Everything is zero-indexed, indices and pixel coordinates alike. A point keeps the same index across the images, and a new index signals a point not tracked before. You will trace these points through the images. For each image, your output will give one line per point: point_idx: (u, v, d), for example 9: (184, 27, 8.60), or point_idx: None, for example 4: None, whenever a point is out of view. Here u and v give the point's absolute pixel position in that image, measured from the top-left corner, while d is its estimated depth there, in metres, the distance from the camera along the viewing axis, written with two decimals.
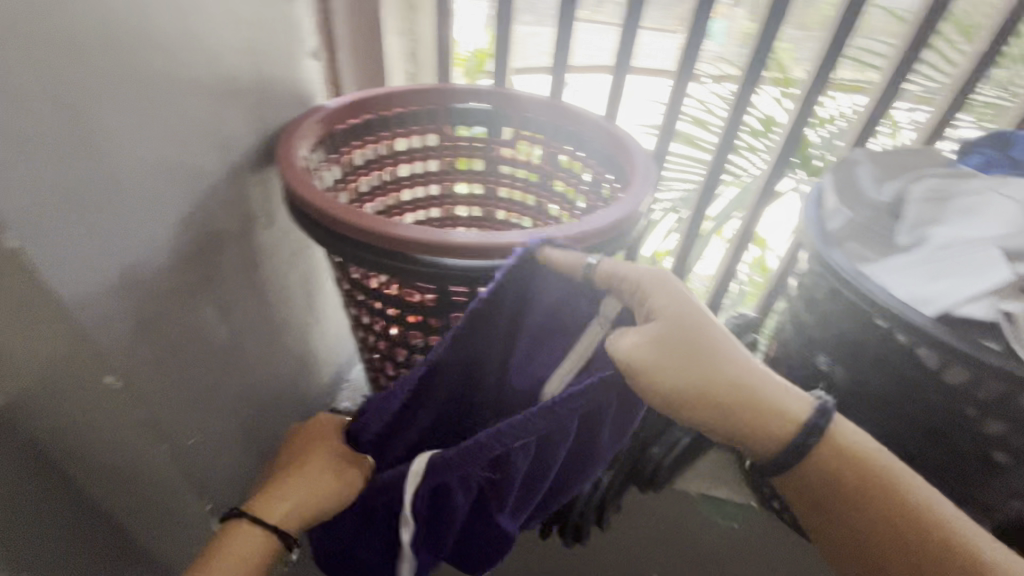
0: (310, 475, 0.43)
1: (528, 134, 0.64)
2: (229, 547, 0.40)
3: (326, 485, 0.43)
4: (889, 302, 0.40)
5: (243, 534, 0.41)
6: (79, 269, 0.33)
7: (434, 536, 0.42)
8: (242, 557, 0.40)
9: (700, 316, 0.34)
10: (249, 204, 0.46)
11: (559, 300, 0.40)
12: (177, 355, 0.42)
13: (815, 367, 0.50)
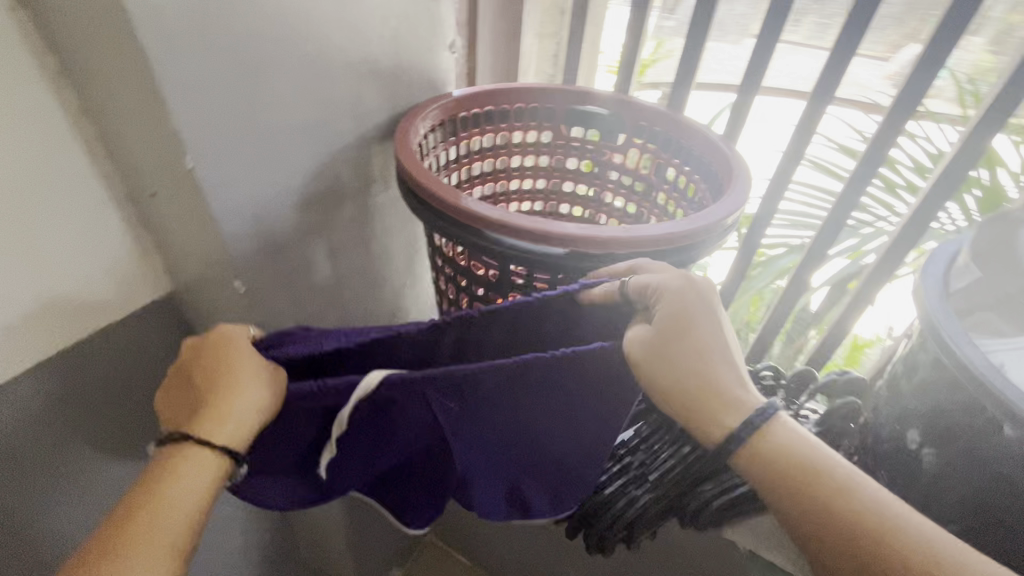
0: (248, 395, 0.38)
1: (641, 142, 0.65)
2: (184, 476, 0.36)
3: (269, 398, 0.39)
4: (1002, 387, 0.34)
5: (190, 463, 0.36)
6: (232, 194, 0.43)
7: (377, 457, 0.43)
8: (198, 483, 0.36)
9: (702, 329, 0.34)
10: (369, 168, 0.54)
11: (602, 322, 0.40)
12: (292, 280, 0.52)
13: (904, 444, 0.43)
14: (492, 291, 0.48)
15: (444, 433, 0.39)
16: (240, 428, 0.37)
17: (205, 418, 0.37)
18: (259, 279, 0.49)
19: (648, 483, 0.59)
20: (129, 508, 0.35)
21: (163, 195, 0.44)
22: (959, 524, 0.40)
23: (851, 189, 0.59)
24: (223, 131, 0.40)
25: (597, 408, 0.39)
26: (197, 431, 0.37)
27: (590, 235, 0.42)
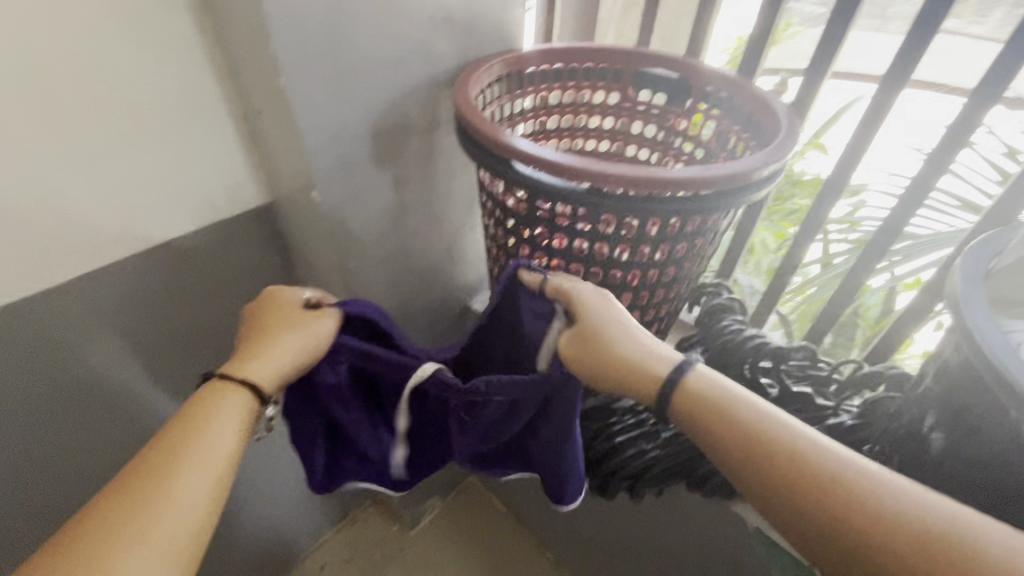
0: (295, 342, 0.49)
1: (705, 108, 0.64)
2: (217, 407, 0.44)
3: (310, 346, 0.50)
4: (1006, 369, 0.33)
5: (224, 392, 0.45)
6: (315, 113, 0.52)
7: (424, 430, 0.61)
8: (227, 410, 0.44)
9: (607, 310, 0.46)
10: (438, 110, 0.62)
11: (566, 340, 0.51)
12: (361, 199, 0.61)
13: (919, 426, 0.41)
14: (523, 224, 0.53)
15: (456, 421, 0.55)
16: (276, 368, 0.48)
17: (246, 358, 0.47)
18: (334, 193, 0.58)
19: (660, 439, 0.61)
20: (175, 425, 0.43)
21: (268, 111, 0.55)
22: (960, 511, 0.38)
23: (929, 167, 0.60)
24: (312, 58, 0.49)
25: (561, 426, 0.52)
26: (234, 371, 0.46)
27: (609, 174, 0.44)
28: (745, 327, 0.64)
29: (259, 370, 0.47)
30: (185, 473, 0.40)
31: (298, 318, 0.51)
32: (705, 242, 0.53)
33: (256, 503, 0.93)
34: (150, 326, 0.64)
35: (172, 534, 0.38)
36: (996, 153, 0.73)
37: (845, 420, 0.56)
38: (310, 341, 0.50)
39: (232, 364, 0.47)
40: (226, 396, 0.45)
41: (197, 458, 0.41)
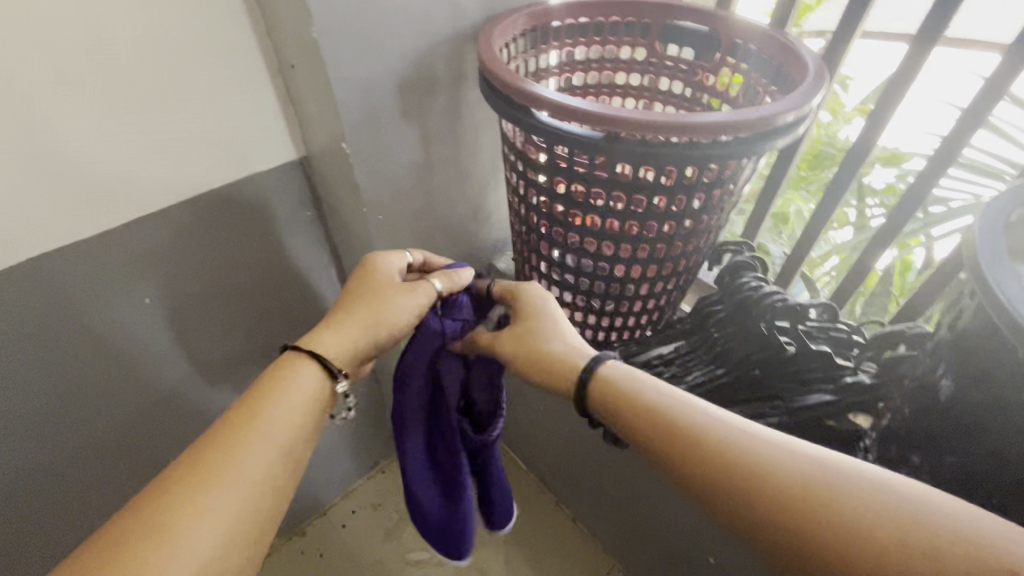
0: (376, 318, 0.54)
1: (734, 62, 0.63)
2: (301, 381, 0.50)
3: (391, 324, 0.55)
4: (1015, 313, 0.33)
5: (311, 365, 0.51)
6: (345, 66, 0.54)
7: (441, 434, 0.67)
8: (309, 386, 0.50)
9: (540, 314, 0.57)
10: (463, 65, 0.63)
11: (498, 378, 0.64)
12: (389, 154, 0.63)
13: (931, 376, 0.42)
14: (542, 173, 0.54)
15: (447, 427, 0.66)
16: (353, 343, 0.53)
17: (342, 334, 0.53)
18: (363, 146, 0.60)
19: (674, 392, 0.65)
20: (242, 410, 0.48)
21: (301, 65, 0.57)
22: (959, 456, 0.39)
23: (965, 122, 0.57)
24: (339, 8, 0.50)
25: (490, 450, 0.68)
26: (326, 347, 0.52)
27: (625, 118, 0.44)
28: (765, 285, 0.64)
29: (341, 341, 0.53)
30: (246, 455, 0.45)
31: (388, 292, 0.55)
32: (724, 192, 0.53)
33: None
34: (193, 269, 0.69)
35: (237, 509, 0.43)
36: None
37: (863, 379, 0.57)
38: (393, 318, 0.55)
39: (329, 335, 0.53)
40: (299, 374, 0.51)
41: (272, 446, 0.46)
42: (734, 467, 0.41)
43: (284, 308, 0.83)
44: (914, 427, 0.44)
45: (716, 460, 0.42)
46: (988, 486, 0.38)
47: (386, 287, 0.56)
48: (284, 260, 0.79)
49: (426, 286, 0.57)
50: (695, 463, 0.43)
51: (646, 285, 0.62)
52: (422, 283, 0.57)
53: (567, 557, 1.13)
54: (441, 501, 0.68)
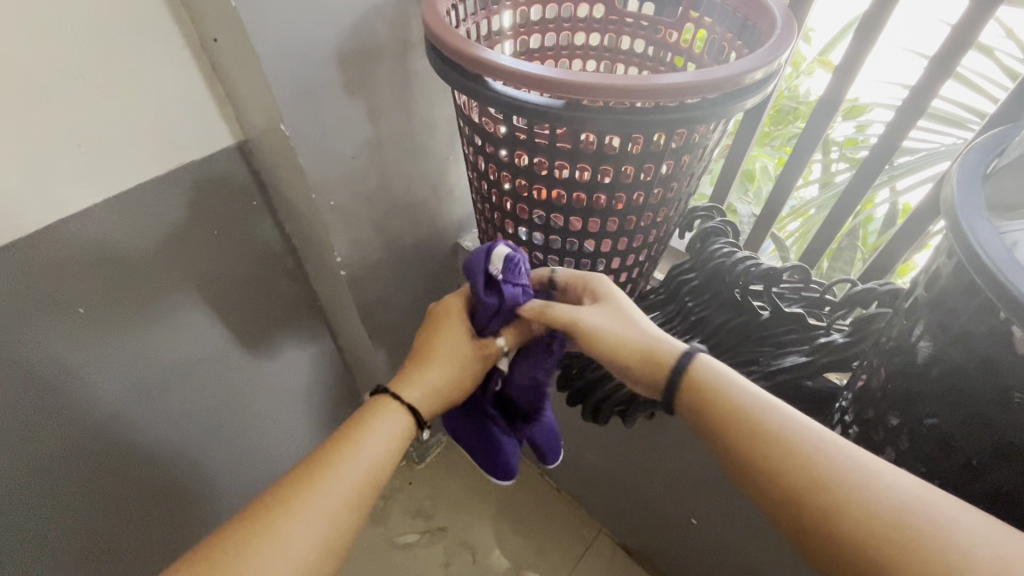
0: (455, 388, 0.55)
1: (696, 17, 0.59)
2: (380, 429, 0.50)
3: (465, 392, 0.56)
4: (994, 278, 0.31)
5: (393, 417, 0.51)
6: (274, 37, 0.48)
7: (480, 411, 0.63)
8: (392, 433, 0.51)
9: (618, 298, 0.53)
10: (408, 30, 0.57)
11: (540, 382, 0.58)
12: (336, 134, 0.58)
13: (907, 338, 0.41)
14: (502, 147, 0.50)
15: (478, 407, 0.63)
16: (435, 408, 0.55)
17: (417, 385, 0.53)
18: (305, 126, 0.55)
19: None
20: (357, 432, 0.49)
21: (225, 38, 0.51)
22: (937, 416, 0.39)
23: (934, 69, 0.56)
24: None
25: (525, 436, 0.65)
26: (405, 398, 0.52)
27: (585, 84, 0.41)
28: (737, 251, 0.62)
29: (426, 399, 0.53)
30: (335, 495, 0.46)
31: (466, 362, 0.55)
32: (693, 158, 0.51)
33: (267, 443, 0.97)
34: (130, 271, 0.63)
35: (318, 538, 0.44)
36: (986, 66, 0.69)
37: (836, 338, 0.56)
38: (468, 387, 0.56)
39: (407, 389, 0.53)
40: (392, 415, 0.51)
41: (363, 483, 0.47)
42: (828, 490, 0.39)
43: (238, 304, 0.78)
44: (891, 387, 0.44)
45: (810, 475, 0.40)
46: (968, 445, 0.38)
47: (464, 353, 0.55)
48: (232, 252, 0.74)
49: (494, 349, 0.56)
50: (789, 475, 0.41)
51: (617, 258, 0.59)
52: (489, 343, 0.56)
53: (555, 525, 1.14)
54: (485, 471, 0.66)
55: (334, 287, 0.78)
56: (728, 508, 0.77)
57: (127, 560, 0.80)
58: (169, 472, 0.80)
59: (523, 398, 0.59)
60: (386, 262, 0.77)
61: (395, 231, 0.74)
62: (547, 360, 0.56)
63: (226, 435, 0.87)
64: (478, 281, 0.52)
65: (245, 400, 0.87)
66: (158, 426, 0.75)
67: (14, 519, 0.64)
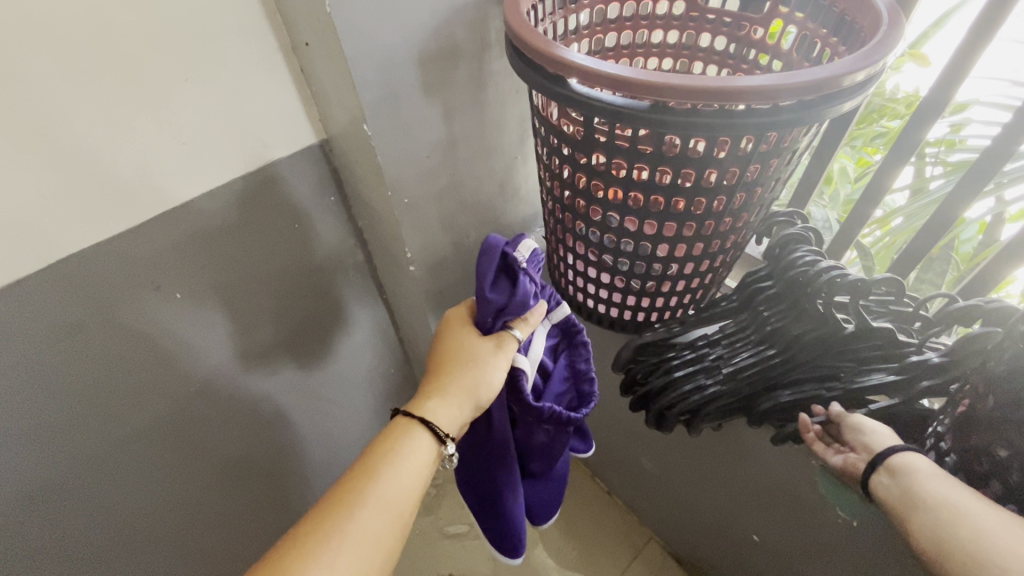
0: (476, 383, 0.58)
1: (786, 12, 0.57)
2: (403, 461, 0.55)
3: (490, 385, 0.58)
4: None
5: (416, 443, 0.57)
6: (363, 41, 0.50)
7: (487, 448, 0.67)
8: (418, 459, 0.56)
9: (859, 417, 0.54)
10: (487, 31, 0.58)
11: (579, 377, 0.66)
12: (412, 134, 0.60)
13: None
14: (577, 150, 0.50)
15: (485, 444, 0.67)
16: (459, 410, 0.58)
17: (432, 409, 0.58)
18: (385, 127, 0.57)
19: (721, 374, 0.62)
20: (354, 476, 0.53)
21: (316, 41, 0.53)
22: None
23: None
24: None
25: (535, 462, 0.70)
26: (422, 422, 0.57)
27: (672, 85, 0.40)
28: (821, 259, 0.58)
29: (445, 417, 0.58)
30: (352, 535, 0.49)
31: (482, 355, 0.59)
32: (780, 163, 0.48)
33: (332, 428, 1.01)
34: (220, 259, 0.68)
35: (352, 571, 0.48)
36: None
37: (931, 355, 0.51)
38: (495, 379, 0.58)
39: (423, 413, 0.58)
40: (416, 436, 0.57)
41: (384, 509, 0.52)
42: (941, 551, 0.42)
43: (311, 293, 0.82)
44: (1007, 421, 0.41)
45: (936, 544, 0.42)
46: None
47: (477, 349, 0.59)
48: (308, 244, 0.77)
49: (511, 341, 0.59)
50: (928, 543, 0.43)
51: (689, 264, 0.58)
52: (505, 337, 0.59)
53: (603, 527, 1.13)
54: (497, 510, 0.70)
55: (403, 280, 0.81)
56: (795, 528, 0.73)
57: (206, 523, 0.87)
58: (243, 448, 0.86)
59: (568, 394, 0.66)
60: (451, 258, 0.78)
61: (461, 227, 0.75)
62: (578, 346, 0.66)
63: (297, 418, 0.92)
64: (488, 278, 0.55)
65: (314, 386, 0.92)
66: (237, 405, 0.81)
67: (113, 478, 0.71)
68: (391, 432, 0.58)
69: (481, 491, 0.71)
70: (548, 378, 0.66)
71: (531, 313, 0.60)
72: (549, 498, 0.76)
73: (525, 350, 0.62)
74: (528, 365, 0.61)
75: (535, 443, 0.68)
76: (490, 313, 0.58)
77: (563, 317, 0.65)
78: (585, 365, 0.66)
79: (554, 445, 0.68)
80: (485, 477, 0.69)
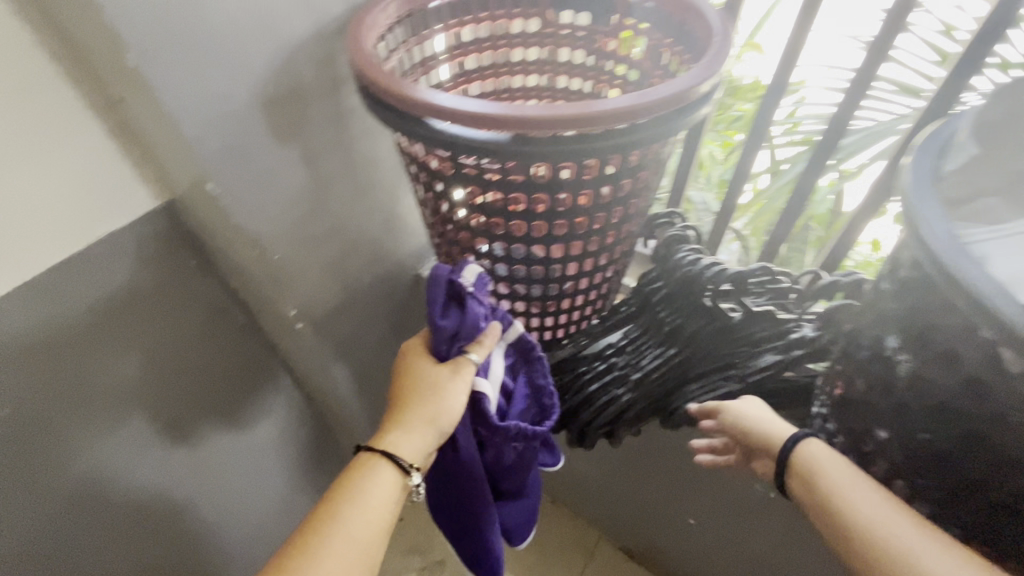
0: (436, 410, 0.52)
1: (633, 24, 0.59)
2: (363, 504, 0.51)
3: (451, 411, 0.53)
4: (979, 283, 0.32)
5: (375, 481, 0.52)
6: (183, 95, 0.44)
7: (456, 477, 0.62)
8: (381, 496, 0.52)
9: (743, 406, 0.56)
10: (336, 65, 0.54)
11: (541, 391, 0.61)
12: (270, 185, 0.54)
13: (882, 350, 0.41)
14: (453, 187, 0.48)
15: (452, 472, 0.62)
16: (422, 440, 0.53)
17: (391, 441, 0.53)
18: (231, 183, 0.51)
19: (630, 382, 0.63)
20: (309, 527, 0.49)
21: (130, 95, 0.46)
22: (928, 431, 0.40)
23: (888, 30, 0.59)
24: (162, 18, 0.41)
25: (505, 484, 0.66)
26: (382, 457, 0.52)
27: (531, 116, 0.39)
28: (702, 256, 0.61)
29: (407, 450, 0.52)
30: None
31: (440, 381, 0.53)
32: (649, 174, 0.50)
33: (246, 511, 0.89)
34: (55, 356, 0.57)
35: None
36: (932, 32, 0.63)
37: (807, 331, 0.56)
38: (456, 404, 0.53)
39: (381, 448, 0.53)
40: (377, 474, 0.52)
41: (342, 560, 0.47)
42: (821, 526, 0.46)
43: (189, 372, 0.71)
44: (875, 401, 0.44)
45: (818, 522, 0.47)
46: (962, 460, 0.38)
47: (433, 375, 0.54)
48: (173, 319, 0.67)
49: (468, 365, 0.54)
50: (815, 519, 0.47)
51: (584, 279, 0.58)
52: (462, 362, 0.54)
53: (555, 539, 1.11)
54: (472, 533, 0.65)
55: (294, 339, 0.73)
56: (727, 505, 0.76)
57: None
58: (130, 560, 0.73)
59: (530, 410, 0.61)
60: (344, 305, 0.72)
61: (348, 271, 0.69)
62: (534, 362, 0.60)
63: (197, 511, 0.80)
64: (438, 303, 0.52)
65: (221, 472, 0.81)
66: (116, 516, 0.69)
67: None
68: (349, 470, 0.53)
69: (451, 514, 0.67)
70: (510, 398, 0.60)
71: (485, 334, 0.54)
72: (526, 515, 0.71)
73: (486, 372, 0.57)
74: (490, 388, 0.57)
75: (504, 465, 0.62)
76: (443, 340, 0.54)
77: (519, 336, 0.59)
78: (545, 378, 0.61)
79: (524, 462, 0.63)
80: (455, 504, 0.65)
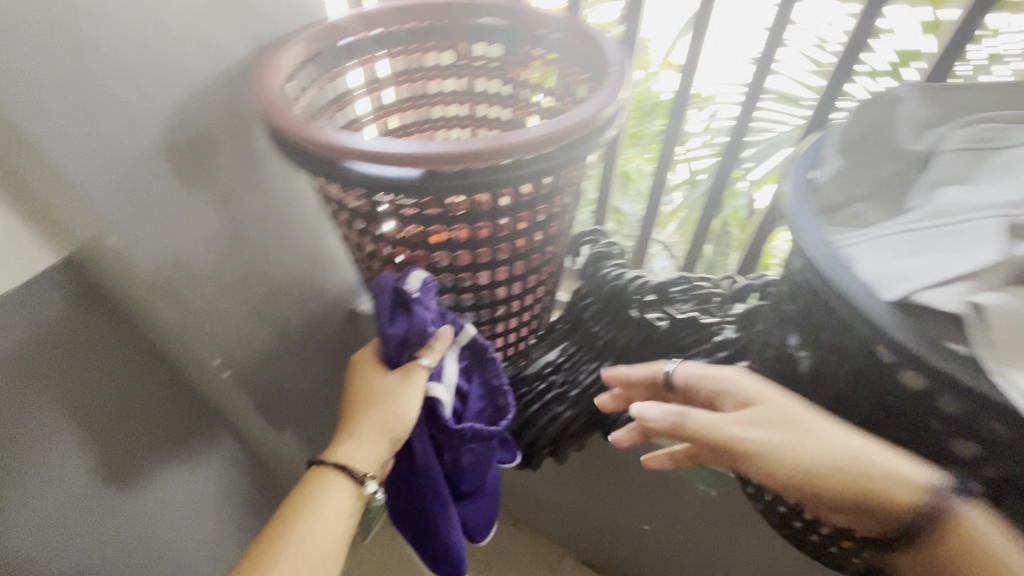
0: (387, 418, 0.51)
1: (542, 54, 0.60)
2: (317, 515, 0.51)
3: (402, 418, 0.51)
4: (849, 284, 0.37)
5: (327, 491, 0.52)
6: (76, 149, 0.42)
7: (412, 480, 0.58)
8: (336, 506, 0.52)
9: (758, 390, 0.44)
10: (244, 107, 0.54)
11: (498, 391, 0.58)
12: (182, 232, 0.52)
13: (785, 348, 0.45)
14: (373, 224, 0.49)
15: (408, 473, 0.58)
16: (375, 449, 0.52)
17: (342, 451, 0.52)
18: (137, 235, 0.49)
19: (570, 399, 0.65)
20: (264, 538, 0.50)
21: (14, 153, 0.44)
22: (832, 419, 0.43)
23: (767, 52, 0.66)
24: (48, 71, 0.39)
25: (467, 486, 0.61)
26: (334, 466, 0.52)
27: (442, 154, 0.40)
28: (625, 271, 0.63)
29: (358, 460, 0.51)
30: None
31: (390, 390, 0.51)
32: (564, 198, 0.52)
33: None
34: None
35: None
36: (810, 46, 0.66)
37: (728, 334, 0.58)
38: (409, 411, 0.51)
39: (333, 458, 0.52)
40: (330, 484, 0.52)
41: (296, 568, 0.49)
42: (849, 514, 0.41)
43: None
44: None
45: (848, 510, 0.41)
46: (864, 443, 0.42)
47: (384, 385, 0.52)
48: None
49: (420, 369, 0.52)
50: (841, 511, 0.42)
51: (515, 303, 0.59)
52: (414, 367, 0.52)
53: (520, 563, 1.10)
54: (429, 540, 0.61)
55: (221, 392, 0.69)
56: (678, 507, 0.78)
57: None
58: None
59: (487, 411, 0.57)
60: (276, 347, 0.69)
61: (277, 312, 0.67)
62: (489, 363, 0.57)
63: None
64: (385, 310, 0.50)
65: (168, 564, 0.71)
66: None
67: None
68: (304, 480, 0.53)
69: (409, 524, 0.62)
70: (465, 399, 0.57)
71: (436, 338, 0.52)
72: (491, 515, 0.67)
73: (440, 375, 0.54)
74: (445, 393, 0.53)
75: (463, 465, 0.59)
76: (394, 347, 0.52)
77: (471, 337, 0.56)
78: (501, 378, 0.58)
79: (484, 463, 0.60)
80: (410, 510, 0.60)
